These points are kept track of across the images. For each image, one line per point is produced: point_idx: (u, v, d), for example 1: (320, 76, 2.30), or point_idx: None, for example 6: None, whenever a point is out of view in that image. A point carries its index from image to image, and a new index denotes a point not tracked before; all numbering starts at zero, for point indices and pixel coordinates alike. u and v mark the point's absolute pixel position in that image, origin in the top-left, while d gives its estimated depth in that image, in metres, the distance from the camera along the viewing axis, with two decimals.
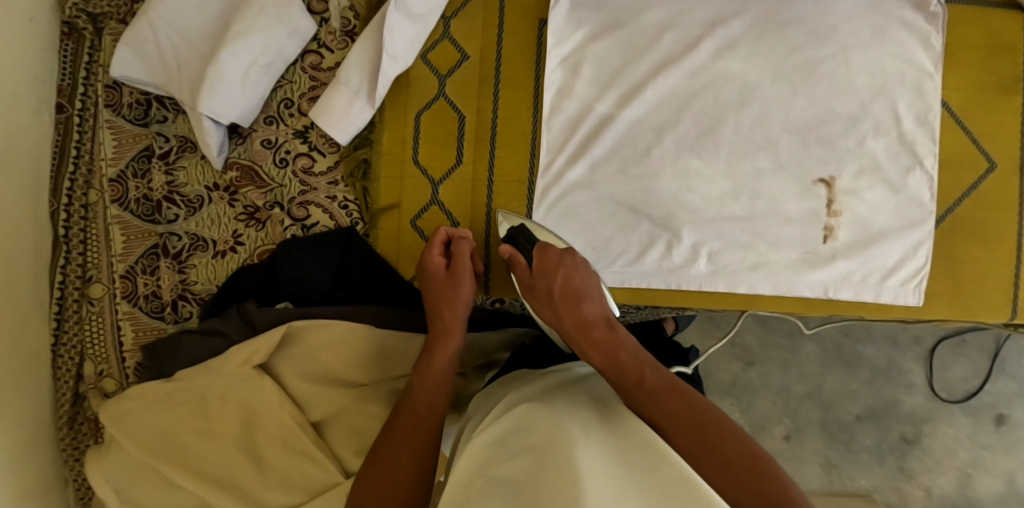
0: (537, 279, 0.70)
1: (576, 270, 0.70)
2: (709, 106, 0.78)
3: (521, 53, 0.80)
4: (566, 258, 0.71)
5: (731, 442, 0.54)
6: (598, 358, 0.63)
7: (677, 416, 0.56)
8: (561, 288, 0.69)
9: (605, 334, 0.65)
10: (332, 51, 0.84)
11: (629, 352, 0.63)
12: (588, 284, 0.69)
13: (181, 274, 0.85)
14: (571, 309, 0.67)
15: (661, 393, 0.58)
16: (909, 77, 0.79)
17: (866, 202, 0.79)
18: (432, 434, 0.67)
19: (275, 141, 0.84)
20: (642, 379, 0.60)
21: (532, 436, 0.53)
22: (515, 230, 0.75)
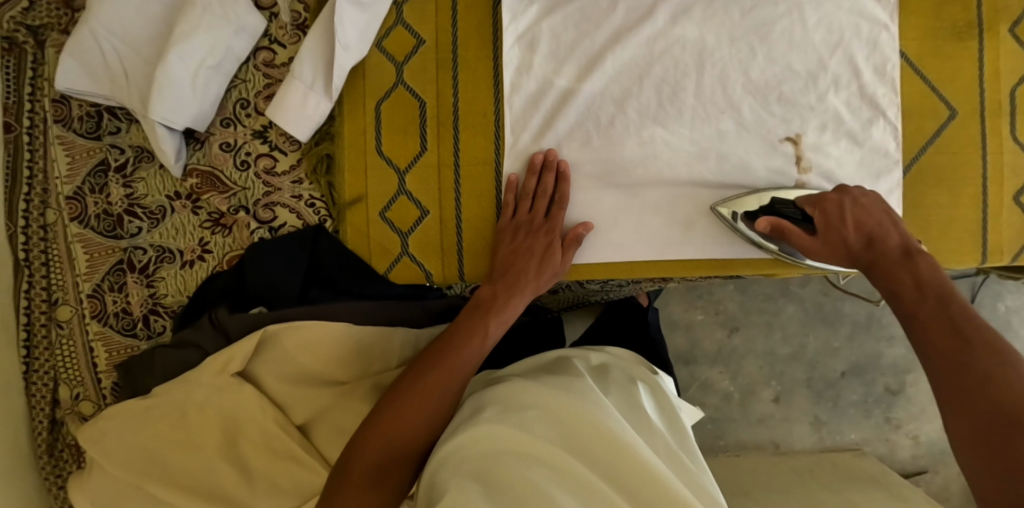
0: (817, 234, 0.72)
1: (862, 209, 0.71)
2: (668, 73, 0.78)
3: (477, 35, 0.79)
4: (846, 201, 0.72)
5: (983, 374, 0.54)
6: (890, 287, 0.66)
7: (942, 349, 0.57)
8: (858, 233, 0.70)
9: (910, 269, 0.65)
10: (283, 46, 0.82)
11: (931, 278, 0.64)
12: (878, 223, 0.70)
13: (149, 288, 0.83)
14: (841, 238, 0.70)
15: (936, 330, 0.59)
16: (864, 29, 0.79)
17: (832, 157, 0.79)
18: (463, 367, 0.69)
19: (234, 144, 0.82)
20: (917, 316, 0.61)
21: (504, 444, 0.59)
22: (764, 206, 0.76)
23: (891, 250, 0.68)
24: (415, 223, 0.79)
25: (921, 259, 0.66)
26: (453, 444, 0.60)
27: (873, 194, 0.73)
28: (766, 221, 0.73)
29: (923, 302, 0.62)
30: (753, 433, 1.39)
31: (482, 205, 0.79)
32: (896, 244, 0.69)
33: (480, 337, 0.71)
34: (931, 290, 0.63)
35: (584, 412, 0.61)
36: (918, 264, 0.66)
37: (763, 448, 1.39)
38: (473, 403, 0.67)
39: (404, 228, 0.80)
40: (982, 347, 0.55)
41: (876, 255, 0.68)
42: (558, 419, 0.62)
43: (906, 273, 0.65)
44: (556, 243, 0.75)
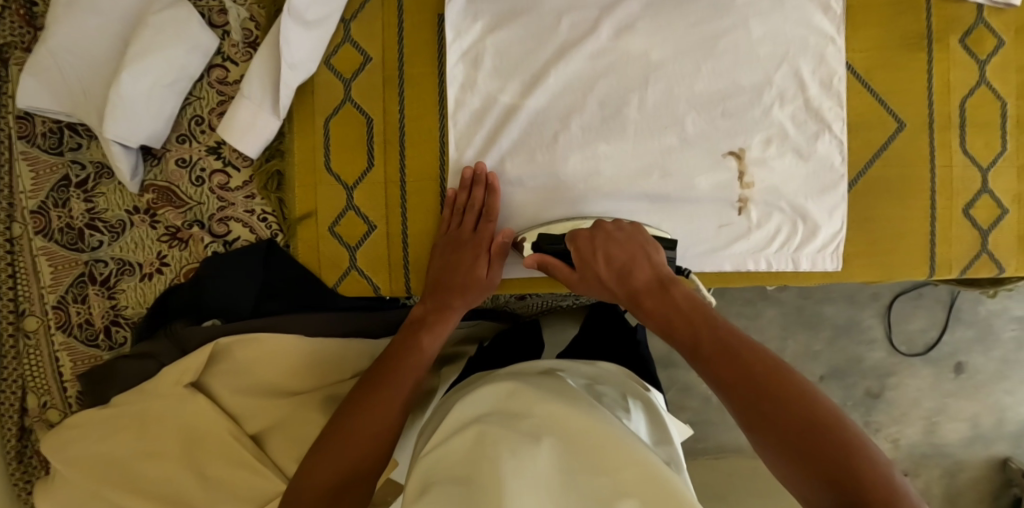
0: (579, 272, 0.71)
1: (613, 244, 0.70)
2: (613, 87, 0.78)
3: (422, 52, 0.80)
4: (598, 237, 0.71)
5: (788, 406, 0.54)
6: (657, 326, 0.65)
7: (731, 383, 0.56)
8: (608, 270, 0.69)
9: (675, 300, 0.65)
10: (236, 64, 0.84)
11: (692, 309, 0.63)
12: (629, 256, 0.70)
13: (111, 299, 0.86)
14: (631, 276, 0.68)
15: (720, 364, 0.58)
16: (811, 43, 0.78)
17: (777, 171, 0.79)
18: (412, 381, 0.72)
19: (189, 160, 0.84)
20: (699, 348, 0.60)
21: (497, 451, 0.53)
22: (537, 239, 0.75)
23: (645, 285, 0.67)
24: (363, 238, 0.81)
25: (676, 290, 0.66)
26: (439, 451, 0.56)
27: (630, 226, 0.72)
28: (530, 261, 0.72)
29: (696, 336, 0.61)
30: (733, 436, 1.38)
31: (428, 221, 0.80)
32: (647, 277, 0.68)
33: (420, 354, 0.74)
34: (700, 323, 0.62)
35: (587, 422, 0.55)
36: (674, 296, 0.65)
37: (742, 452, 1.39)
38: (472, 402, 0.61)
39: (352, 242, 0.81)
40: (766, 374, 0.56)
41: (635, 293, 0.67)
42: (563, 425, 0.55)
43: (672, 308, 0.64)
44: (485, 256, 0.76)
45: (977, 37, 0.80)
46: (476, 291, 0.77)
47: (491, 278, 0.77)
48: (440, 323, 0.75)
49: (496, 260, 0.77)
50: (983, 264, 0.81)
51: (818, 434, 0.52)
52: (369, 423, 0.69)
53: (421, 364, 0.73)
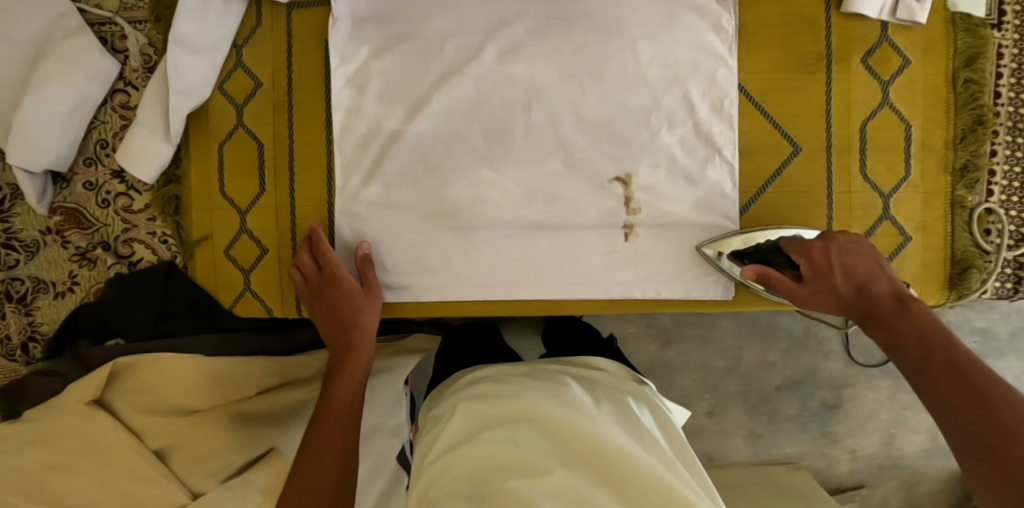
0: (810, 284, 0.68)
1: (849, 256, 0.68)
2: (496, 111, 0.77)
3: (311, 77, 0.80)
4: (832, 249, 0.68)
5: (997, 408, 0.50)
6: (885, 339, 0.62)
7: (960, 390, 0.52)
8: (849, 283, 0.67)
9: (917, 315, 0.61)
10: (137, 89, 0.86)
11: (932, 328, 0.59)
12: (868, 270, 0.67)
13: (28, 316, 0.89)
14: (824, 288, 0.68)
15: (946, 377, 0.54)
16: (701, 64, 0.76)
17: (664, 197, 0.77)
18: (349, 404, 0.73)
19: (95, 183, 0.86)
20: (926, 367, 0.57)
21: (499, 461, 0.64)
22: (749, 256, 0.75)
23: (884, 301, 0.64)
24: (255, 262, 0.82)
25: (917, 306, 0.62)
26: (443, 463, 0.67)
27: (862, 240, 0.70)
28: (752, 273, 0.72)
29: (924, 355, 0.57)
30: None
31: None
32: (887, 291, 0.65)
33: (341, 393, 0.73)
34: (931, 340, 0.58)
35: (584, 428, 0.66)
36: (914, 313, 0.61)
37: None
38: (457, 422, 0.71)
39: (247, 265, 0.83)
40: (990, 381, 0.52)
41: (873, 307, 0.65)
42: (573, 445, 0.66)
43: (892, 326, 0.62)
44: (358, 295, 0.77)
45: (881, 56, 0.77)
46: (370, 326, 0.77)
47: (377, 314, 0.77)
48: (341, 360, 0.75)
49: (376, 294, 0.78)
50: None
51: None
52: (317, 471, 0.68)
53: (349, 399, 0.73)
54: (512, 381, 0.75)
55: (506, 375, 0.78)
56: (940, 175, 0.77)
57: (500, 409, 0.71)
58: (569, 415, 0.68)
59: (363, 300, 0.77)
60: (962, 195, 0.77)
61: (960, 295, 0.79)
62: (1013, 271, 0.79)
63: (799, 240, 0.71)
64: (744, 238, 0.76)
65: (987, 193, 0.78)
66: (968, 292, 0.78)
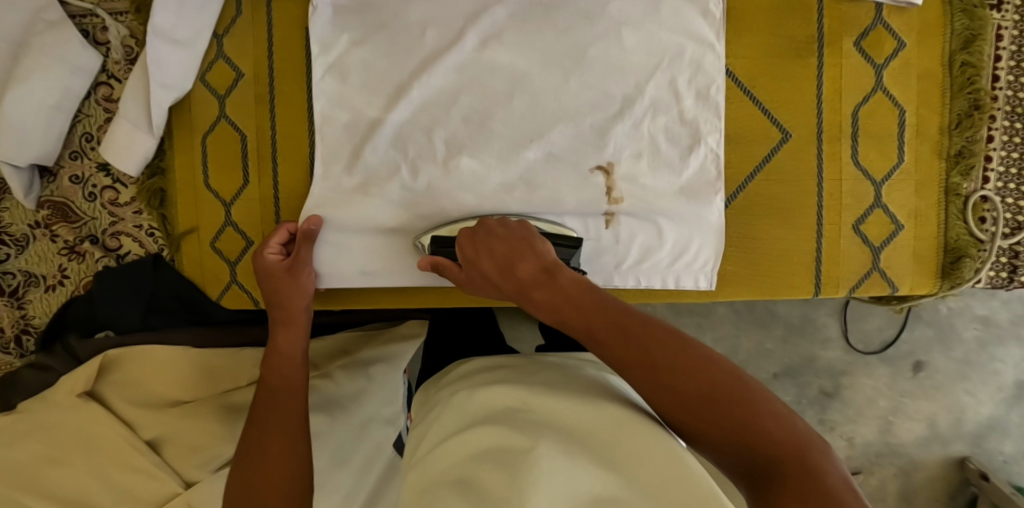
0: (468, 271, 0.69)
1: (496, 239, 0.67)
2: (476, 101, 0.77)
3: (292, 68, 0.80)
4: (479, 234, 0.69)
5: (686, 378, 0.52)
6: (549, 315, 0.61)
7: (634, 361, 0.54)
8: (495, 266, 0.66)
9: (569, 281, 0.61)
10: (120, 81, 0.85)
11: (578, 292, 0.60)
12: (510, 249, 0.66)
13: (20, 309, 0.90)
14: (501, 269, 0.65)
15: (619, 346, 0.55)
16: (687, 51, 0.74)
17: (648, 188, 0.76)
18: (296, 378, 0.72)
19: (82, 177, 0.86)
20: (595, 337, 0.57)
21: (492, 446, 0.60)
22: (432, 244, 0.75)
23: (531, 276, 0.63)
24: (242, 253, 0.82)
25: (563, 275, 0.62)
26: (435, 457, 0.63)
27: (515, 223, 0.69)
28: (422, 266, 0.72)
29: (587, 320, 0.58)
30: None
31: None
32: (533, 267, 0.64)
33: (283, 362, 0.72)
34: (587, 307, 0.58)
35: (580, 419, 0.60)
36: (561, 281, 0.62)
37: None
38: (451, 420, 0.68)
39: (232, 257, 0.83)
40: (656, 335, 0.55)
41: (523, 284, 0.63)
42: (572, 430, 0.59)
43: (546, 300, 0.61)
44: (281, 270, 0.75)
45: (873, 38, 0.75)
46: (298, 298, 0.75)
47: (303, 289, 0.75)
48: (277, 332, 0.74)
49: (298, 266, 0.75)
50: (874, 282, 0.77)
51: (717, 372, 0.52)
52: (264, 431, 0.67)
53: (290, 364, 0.72)
54: (511, 377, 0.71)
55: (500, 368, 0.75)
56: (935, 162, 0.76)
57: (497, 402, 0.66)
58: (570, 402, 0.62)
59: (285, 280, 0.74)
60: (957, 183, 0.75)
61: (952, 284, 0.77)
62: (1007, 260, 0.77)
63: (465, 229, 0.72)
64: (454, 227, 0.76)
65: (983, 180, 0.76)
66: (961, 282, 0.77)
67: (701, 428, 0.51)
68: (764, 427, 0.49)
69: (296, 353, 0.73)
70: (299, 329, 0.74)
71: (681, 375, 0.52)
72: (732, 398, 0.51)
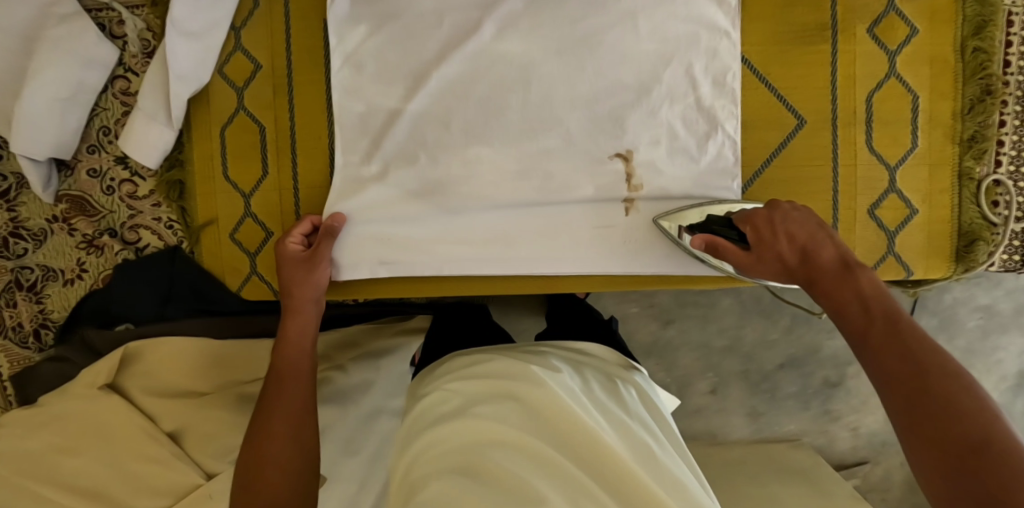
0: (757, 250, 0.65)
1: (793, 223, 0.64)
2: (492, 90, 0.76)
3: (309, 59, 0.80)
4: (776, 217, 0.65)
5: (946, 405, 0.47)
6: (831, 307, 0.59)
7: (900, 374, 0.50)
8: (793, 251, 0.63)
9: (867, 282, 0.58)
10: (136, 74, 0.85)
11: (874, 296, 0.57)
12: (810, 234, 0.63)
13: (39, 304, 0.90)
14: (805, 254, 0.62)
15: (887, 353, 0.52)
16: (702, 38, 0.75)
17: (664, 174, 0.76)
18: (302, 367, 0.71)
19: (99, 170, 0.87)
20: (868, 337, 0.54)
21: (484, 436, 0.61)
22: (698, 223, 0.73)
23: (829, 265, 0.61)
24: (262, 245, 0.82)
25: (863, 273, 0.59)
26: (434, 437, 0.62)
27: (806, 208, 0.66)
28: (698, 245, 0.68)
29: (870, 323, 0.55)
30: (690, 424, 1.41)
31: None
32: (832, 256, 0.61)
33: (286, 347, 0.72)
34: (877, 310, 0.55)
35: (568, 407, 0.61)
36: (858, 279, 0.58)
37: (699, 439, 1.40)
38: (451, 400, 0.67)
39: (252, 249, 0.83)
40: (935, 362, 0.49)
41: (814, 271, 0.61)
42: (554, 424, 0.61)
43: (851, 288, 0.58)
44: (297, 257, 0.76)
45: (887, 25, 0.75)
46: (309, 288, 0.75)
47: (317, 282, 0.76)
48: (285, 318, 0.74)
49: (315, 257, 0.75)
50: (889, 266, 0.78)
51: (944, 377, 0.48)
52: (270, 412, 0.66)
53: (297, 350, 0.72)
54: (500, 360, 0.71)
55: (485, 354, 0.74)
56: (946, 146, 0.77)
57: (490, 389, 0.67)
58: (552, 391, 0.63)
59: (303, 270, 0.75)
60: (969, 167, 0.76)
61: (966, 268, 0.78)
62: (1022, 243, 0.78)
63: (745, 212, 0.69)
64: (676, 215, 0.75)
65: (996, 164, 0.77)
66: (975, 265, 0.77)
67: (933, 460, 0.45)
68: (981, 438, 0.44)
69: (304, 340, 0.73)
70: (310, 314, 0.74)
71: (944, 400, 0.47)
72: (985, 441, 0.44)
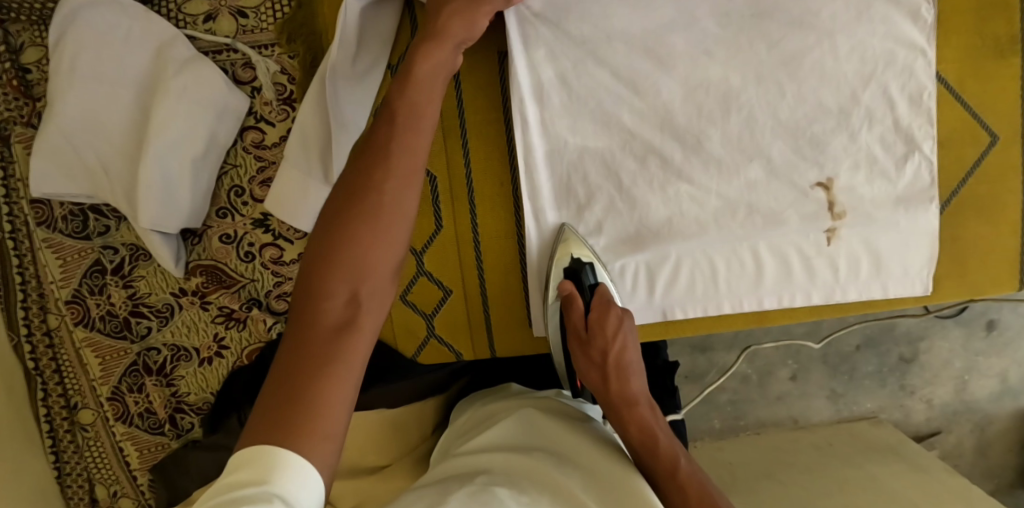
0: (586, 335, 0.68)
1: (629, 341, 0.67)
2: (692, 121, 0.72)
3: (485, 98, 0.73)
4: (624, 323, 0.68)
5: None
6: (638, 435, 0.62)
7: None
8: (614, 360, 0.66)
9: (649, 414, 0.63)
10: (272, 124, 0.76)
11: (647, 432, 0.62)
12: (635, 358, 0.66)
13: (170, 387, 0.81)
14: (623, 380, 0.65)
15: (689, 486, 0.57)
16: (899, 56, 0.71)
17: (865, 197, 0.74)
18: (421, 137, 0.56)
19: (234, 234, 0.77)
20: (654, 441, 0.61)
21: (527, 469, 0.55)
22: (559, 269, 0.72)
23: (635, 391, 0.65)
24: (439, 305, 0.76)
25: (656, 416, 0.64)
26: (481, 457, 0.59)
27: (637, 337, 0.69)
28: (561, 288, 0.70)
29: (647, 424, 0.62)
30: (773, 413, 1.36)
31: (508, 283, 0.76)
32: (640, 384, 0.65)
33: (382, 216, 0.52)
34: (657, 434, 0.62)
35: (608, 458, 0.58)
36: (654, 416, 0.63)
37: (781, 426, 1.37)
38: (506, 428, 0.65)
39: (429, 310, 0.76)
40: None
41: (625, 389, 0.64)
42: (586, 467, 0.57)
43: (637, 423, 0.63)
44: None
45: None
46: (418, 119, 0.57)
47: (474, 27, 0.63)
48: (391, 145, 0.55)
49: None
50: None
51: None
52: (349, 262, 0.51)
53: (399, 212, 0.53)
54: (546, 422, 0.65)
55: (520, 400, 0.71)
56: None
57: (547, 427, 0.64)
58: (594, 455, 0.59)
59: (462, 7, 0.62)
60: None
61: None
62: None
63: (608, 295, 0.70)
64: (562, 239, 0.73)
65: None
66: None
67: None
68: None
69: (429, 108, 0.58)
70: (417, 137, 0.56)
71: None
72: None
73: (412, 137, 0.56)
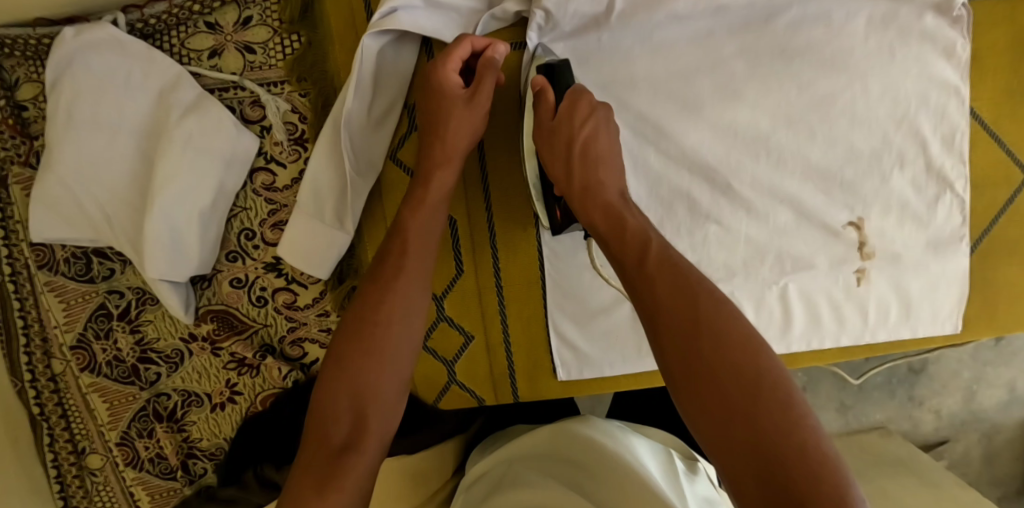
0: (553, 125, 0.61)
1: (603, 133, 0.61)
2: (722, 161, 0.70)
3: (507, 140, 0.70)
4: (599, 113, 0.61)
5: (724, 359, 0.44)
6: (604, 221, 0.56)
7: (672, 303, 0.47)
8: (581, 146, 0.60)
9: (614, 201, 0.57)
10: (283, 165, 0.73)
11: (615, 218, 0.55)
12: (608, 148, 0.61)
13: (182, 432, 0.79)
14: (588, 169, 0.59)
15: (657, 268, 0.49)
16: (932, 96, 0.68)
17: (897, 240, 0.72)
18: (424, 264, 0.59)
19: (245, 279, 0.75)
20: (622, 228, 0.54)
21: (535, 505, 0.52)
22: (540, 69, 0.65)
23: (603, 179, 0.59)
24: (460, 352, 0.74)
25: (631, 207, 0.57)
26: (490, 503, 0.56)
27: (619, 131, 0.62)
28: (533, 85, 0.63)
29: (612, 216, 0.56)
30: None
31: (531, 328, 0.73)
32: (611, 179, 0.59)
33: (389, 336, 0.54)
34: (630, 224, 0.54)
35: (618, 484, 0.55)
36: (628, 209, 0.57)
37: None
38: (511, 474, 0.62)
39: (449, 356, 0.74)
40: (715, 323, 0.45)
41: (592, 184, 0.58)
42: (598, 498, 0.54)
43: (603, 209, 0.57)
44: (460, 104, 0.62)
45: None
46: (422, 245, 0.60)
47: (476, 128, 0.64)
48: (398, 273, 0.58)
49: (480, 93, 0.63)
50: None
51: (760, 387, 0.42)
52: (355, 383, 0.52)
53: (403, 334, 0.55)
54: (549, 462, 0.62)
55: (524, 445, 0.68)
56: None
57: (549, 466, 0.61)
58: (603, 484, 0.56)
59: (465, 112, 0.63)
60: None
61: None
62: None
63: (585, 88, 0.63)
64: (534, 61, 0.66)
65: None
66: None
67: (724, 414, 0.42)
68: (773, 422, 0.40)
69: (431, 240, 0.61)
70: (422, 264, 0.59)
71: (720, 334, 0.45)
72: (761, 416, 0.41)
73: (420, 267, 0.59)
